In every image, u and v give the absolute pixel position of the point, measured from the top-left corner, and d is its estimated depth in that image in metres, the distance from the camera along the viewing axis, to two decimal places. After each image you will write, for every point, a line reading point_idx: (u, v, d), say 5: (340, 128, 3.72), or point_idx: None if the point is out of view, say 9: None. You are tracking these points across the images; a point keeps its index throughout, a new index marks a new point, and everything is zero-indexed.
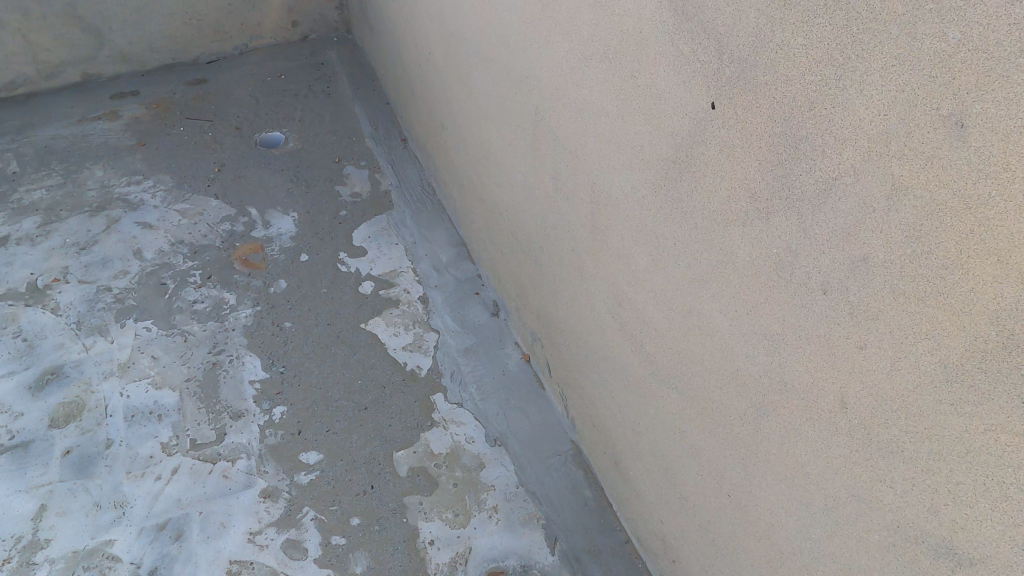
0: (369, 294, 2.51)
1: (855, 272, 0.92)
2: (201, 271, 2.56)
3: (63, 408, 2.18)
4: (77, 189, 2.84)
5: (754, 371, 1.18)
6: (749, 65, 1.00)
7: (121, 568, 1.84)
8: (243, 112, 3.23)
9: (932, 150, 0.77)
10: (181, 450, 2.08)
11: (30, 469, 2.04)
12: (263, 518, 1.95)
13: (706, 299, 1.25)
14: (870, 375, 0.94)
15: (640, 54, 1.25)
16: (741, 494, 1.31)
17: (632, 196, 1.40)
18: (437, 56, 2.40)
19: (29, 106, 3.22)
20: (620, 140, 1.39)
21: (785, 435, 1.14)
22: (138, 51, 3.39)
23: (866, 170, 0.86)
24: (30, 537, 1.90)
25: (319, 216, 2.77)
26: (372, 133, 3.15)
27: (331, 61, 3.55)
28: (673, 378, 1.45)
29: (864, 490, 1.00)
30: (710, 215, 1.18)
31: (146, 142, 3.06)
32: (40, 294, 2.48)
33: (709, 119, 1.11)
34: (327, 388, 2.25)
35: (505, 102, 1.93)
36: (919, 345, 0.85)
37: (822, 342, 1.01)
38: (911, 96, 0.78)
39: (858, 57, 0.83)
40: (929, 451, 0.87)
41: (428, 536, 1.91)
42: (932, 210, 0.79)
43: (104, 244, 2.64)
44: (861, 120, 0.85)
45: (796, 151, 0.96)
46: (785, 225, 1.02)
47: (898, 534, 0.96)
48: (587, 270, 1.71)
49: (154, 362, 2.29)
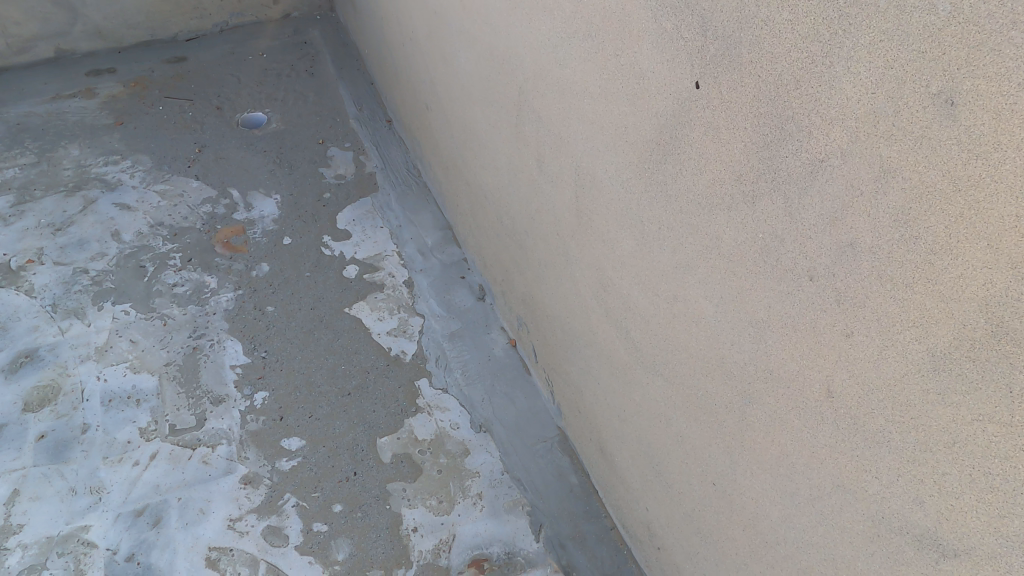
0: (354, 279, 2.47)
1: (842, 257, 0.89)
2: (182, 254, 2.52)
3: (38, 391, 2.14)
4: (53, 168, 2.78)
5: (739, 359, 1.15)
6: (733, 41, 0.96)
7: (97, 554, 1.82)
8: (225, 91, 3.17)
9: (921, 130, 0.74)
10: (159, 435, 2.05)
11: (4, 453, 2.01)
12: (243, 504, 1.92)
13: (691, 285, 1.23)
14: (856, 364, 0.91)
15: (621, 32, 1.21)
16: (725, 483, 1.29)
17: (616, 180, 1.37)
18: (422, 34, 2.35)
19: (2, 82, 3.15)
20: (603, 121, 1.36)
21: (770, 424, 1.12)
22: (114, 27, 3.33)
23: (854, 151, 0.83)
24: (3, 522, 1.87)
25: (303, 198, 2.73)
26: (357, 115, 3.10)
27: (314, 40, 3.49)
28: (657, 364, 1.42)
29: (849, 481, 0.98)
30: (694, 198, 1.15)
31: (124, 121, 3.00)
32: (15, 275, 2.43)
33: (693, 99, 1.08)
34: (309, 373, 2.22)
35: (488, 82, 1.89)
36: (907, 332, 0.82)
37: (809, 330, 0.98)
38: (900, 73, 0.74)
39: (844, 32, 0.79)
40: (915, 441, 0.85)
41: (411, 524, 1.89)
42: (921, 193, 0.76)
43: (82, 225, 2.59)
44: (848, 98, 0.81)
45: (782, 132, 0.92)
46: (771, 209, 0.99)
47: (883, 525, 0.94)
48: (572, 254, 1.67)
49: (133, 345, 2.25)
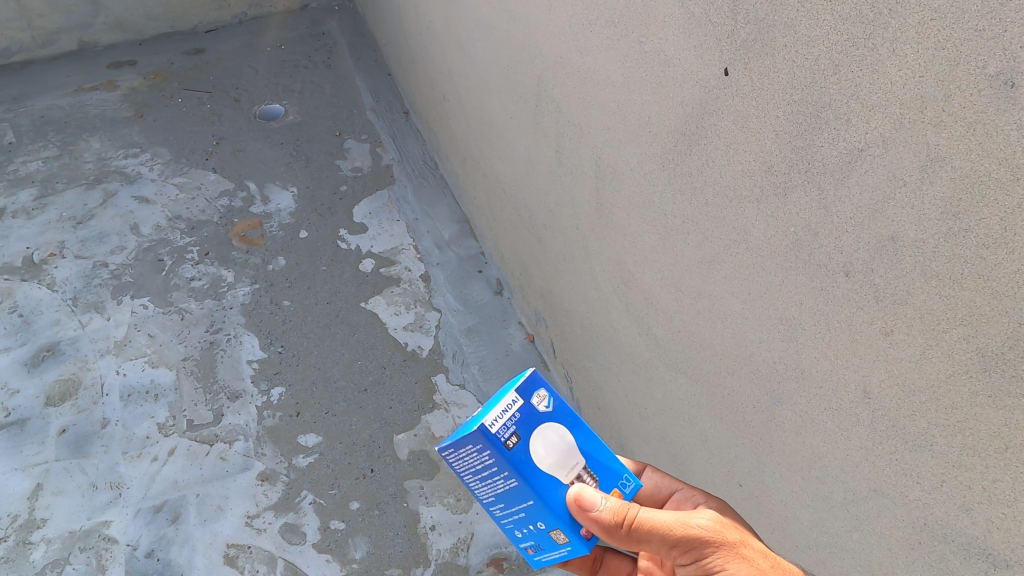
0: (370, 273, 2.44)
1: (883, 252, 0.83)
2: (199, 247, 2.50)
3: (59, 385, 2.13)
4: (73, 161, 2.77)
5: (768, 357, 1.10)
6: (766, 25, 0.91)
7: (117, 549, 1.81)
8: (242, 83, 3.15)
9: (975, 115, 0.69)
10: (177, 431, 2.04)
11: (26, 447, 2.00)
12: (260, 501, 1.90)
13: (717, 280, 1.18)
14: (895, 364, 0.86)
15: (646, 18, 1.16)
16: (753, 485, 1.24)
17: (640, 172, 1.32)
18: (439, 24, 2.30)
19: (24, 74, 3.15)
20: (626, 111, 1.31)
21: (801, 425, 1.06)
22: (134, 19, 3.31)
23: (897, 140, 0.78)
24: (25, 516, 1.87)
25: (319, 191, 2.70)
26: (374, 106, 3.07)
27: (331, 30, 3.46)
28: (681, 361, 1.37)
29: (888, 485, 0.92)
30: (721, 190, 1.09)
31: (143, 114, 2.99)
32: (36, 268, 2.43)
33: (721, 87, 1.02)
34: (326, 368, 2.19)
35: (506, 71, 1.84)
36: (954, 330, 0.77)
37: (844, 328, 0.93)
38: (952, 54, 0.69)
39: (889, 11, 0.74)
40: (961, 446, 0.80)
41: (429, 522, 1.87)
42: (973, 183, 0.70)
43: (101, 218, 2.58)
44: (893, 84, 0.76)
45: (818, 121, 0.87)
46: (805, 201, 0.93)
47: (924, 532, 0.89)
48: (592, 248, 1.63)
49: (151, 340, 2.24)
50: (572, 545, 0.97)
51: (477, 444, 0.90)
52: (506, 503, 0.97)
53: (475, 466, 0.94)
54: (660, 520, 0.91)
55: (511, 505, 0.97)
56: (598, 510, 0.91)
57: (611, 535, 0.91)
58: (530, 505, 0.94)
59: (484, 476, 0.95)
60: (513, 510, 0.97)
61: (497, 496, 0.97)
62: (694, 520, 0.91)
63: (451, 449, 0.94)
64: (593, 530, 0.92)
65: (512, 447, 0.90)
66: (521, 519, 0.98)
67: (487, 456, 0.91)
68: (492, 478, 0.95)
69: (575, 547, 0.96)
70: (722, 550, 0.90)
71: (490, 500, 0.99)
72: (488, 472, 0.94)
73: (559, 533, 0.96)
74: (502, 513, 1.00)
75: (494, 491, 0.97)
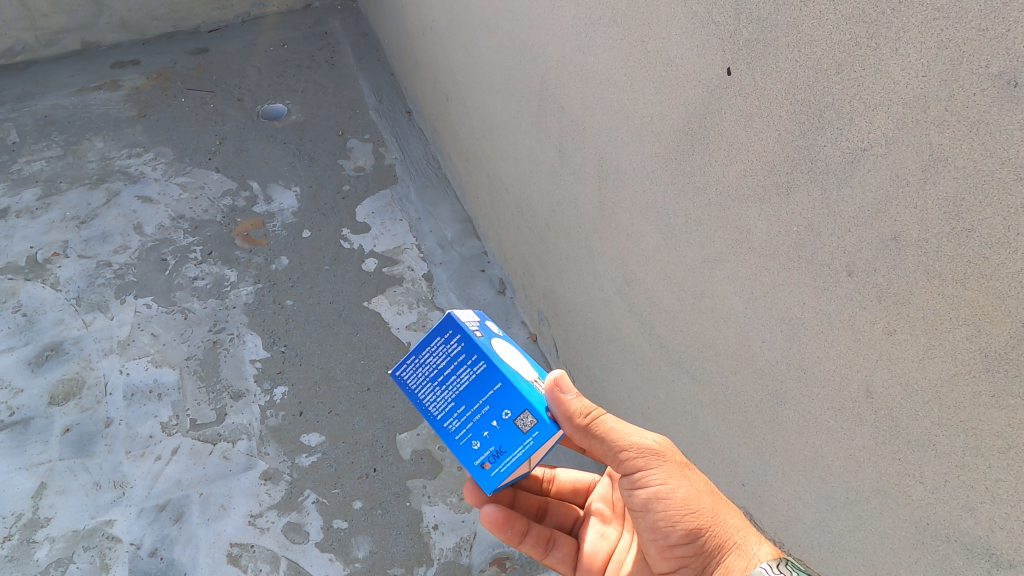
0: (373, 272, 2.44)
1: (886, 252, 0.83)
2: (202, 247, 2.51)
3: (63, 384, 2.14)
4: (77, 161, 2.78)
5: (770, 357, 1.10)
6: (769, 25, 0.91)
7: (121, 549, 1.81)
8: (245, 83, 3.15)
9: (978, 114, 0.68)
10: (181, 430, 2.04)
11: (30, 447, 2.01)
12: (263, 500, 1.91)
13: (719, 280, 1.18)
14: (899, 364, 0.86)
15: (649, 18, 1.16)
16: (756, 484, 1.24)
17: (642, 172, 1.32)
18: (441, 23, 2.31)
19: (28, 74, 3.15)
20: (629, 110, 1.30)
21: (804, 425, 1.06)
22: (137, 19, 3.32)
23: (900, 139, 0.77)
24: (29, 515, 1.87)
25: (322, 190, 2.70)
26: (377, 106, 3.07)
27: (334, 30, 3.46)
28: (683, 361, 1.37)
29: (891, 485, 0.92)
30: (723, 189, 1.09)
31: (147, 114, 2.99)
32: (40, 268, 2.43)
33: (724, 86, 1.02)
34: (329, 367, 2.20)
35: (509, 71, 1.84)
36: (957, 330, 0.77)
37: (847, 328, 0.92)
38: (955, 53, 0.69)
39: (893, 11, 0.74)
40: (964, 446, 0.80)
41: (432, 521, 1.87)
42: (977, 183, 0.70)
43: (105, 218, 2.59)
44: (896, 83, 0.76)
45: (820, 121, 0.87)
46: (808, 201, 0.93)
47: (927, 532, 0.89)
48: (595, 247, 1.63)
49: (155, 339, 2.24)
50: (539, 431, 0.97)
51: (446, 331, 1.04)
52: (466, 402, 1.02)
53: (438, 365, 1.04)
54: (619, 429, 1.01)
55: (470, 403, 1.01)
56: (568, 402, 0.99)
57: (572, 428, 0.99)
58: (497, 390, 0.99)
59: (445, 373, 1.04)
60: (474, 409, 1.01)
61: (455, 399, 1.03)
62: (646, 437, 1.02)
63: (413, 357, 1.08)
64: (558, 418, 0.99)
65: (479, 335, 1.03)
66: (481, 417, 1.01)
67: (455, 342, 1.03)
68: (454, 373, 1.03)
69: (542, 431, 0.96)
70: (667, 466, 1.01)
71: (446, 412, 1.04)
72: (453, 365, 1.03)
73: (526, 417, 0.97)
74: (458, 424, 1.03)
75: (455, 390, 1.03)
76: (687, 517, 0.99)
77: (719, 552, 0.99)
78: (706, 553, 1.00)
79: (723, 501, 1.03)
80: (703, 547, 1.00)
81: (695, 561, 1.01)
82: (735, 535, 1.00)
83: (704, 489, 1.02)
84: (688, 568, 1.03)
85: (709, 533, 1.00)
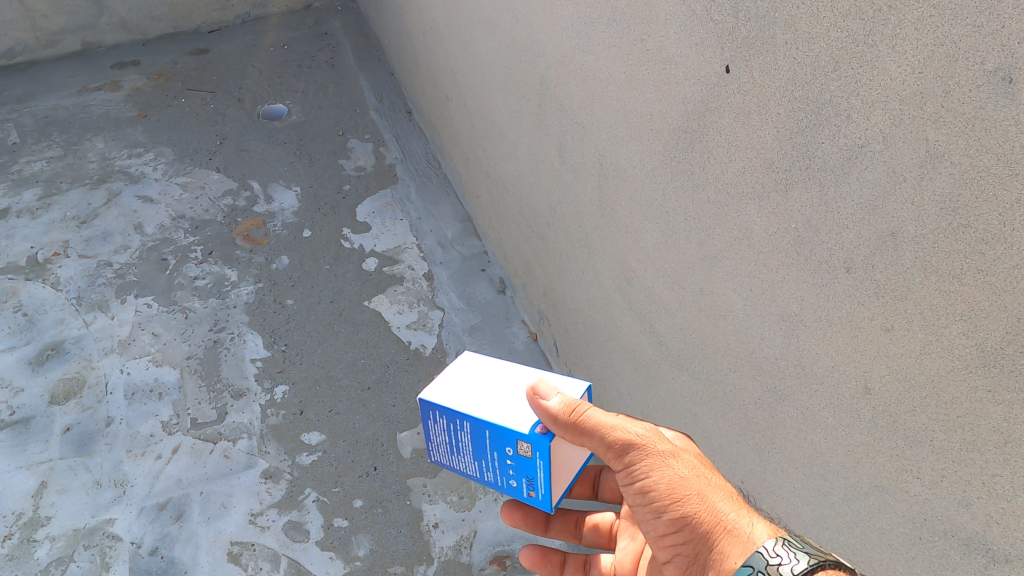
0: (373, 272, 2.45)
1: (883, 248, 0.84)
2: (203, 247, 2.51)
3: (63, 384, 2.14)
4: (78, 161, 2.79)
5: (770, 354, 1.10)
6: (767, 22, 0.92)
7: (121, 547, 1.82)
8: (246, 83, 3.16)
9: (974, 111, 0.69)
10: (181, 429, 2.05)
11: (30, 446, 2.01)
12: (264, 499, 1.91)
13: (718, 277, 1.18)
14: (896, 359, 0.86)
15: (648, 16, 1.17)
16: (755, 482, 1.24)
17: (642, 169, 1.33)
18: (442, 24, 2.31)
19: (29, 75, 3.16)
20: (628, 108, 1.31)
21: (803, 422, 1.07)
22: (138, 20, 3.33)
23: (897, 136, 0.78)
24: (30, 514, 1.88)
25: (322, 190, 2.71)
26: (377, 106, 3.08)
27: (335, 31, 3.47)
28: (683, 358, 1.37)
29: (889, 481, 0.93)
30: (722, 187, 1.10)
31: (147, 114, 3.00)
32: (40, 268, 2.44)
33: (723, 84, 1.03)
34: (329, 366, 2.20)
35: (509, 70, 1.85)
36: (954, 326, 0.78)
37: (844, 323, 0.93)
38: (951, 50, 0.70)
39: (889, 8, 0.74)
40: (961, 441, 0.80)
41: (432, 519, 1.88)
42: (973, 179, 0.71)
43: (105, 218, 2.59)
44: (892, 80, 0.77)
45: (818, 117, 0.88)
46: (806, 198, 0.94)
47: (925, 528, 0.89)
48: (594, 246, 1.63)
49: (155, 338, 2.25)
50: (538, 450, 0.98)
51: (430, 412, 1.08)
52: (480, 457, 1.06)
53: (446, 439, 1.10)
54: (606, 422, 0.97)
55: (484, 455, 1.05)
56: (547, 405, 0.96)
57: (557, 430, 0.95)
58: (490, 435, 1.02)
59: (455, 441, 1.08)
60: (490, 457, 1.05)
61: (474, 457, 1.08)
62: (631, 429, 0.98)
63: (430, 444, 1.13)
64: (546, 424, 0.97)
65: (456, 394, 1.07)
66: (497, 461, 1.04)
67: (442, 417, 1.07)
68: (459, 441, 1.08)
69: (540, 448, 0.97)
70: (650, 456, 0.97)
71: (480, 471, 1.09)
72: (454, 434, 1.08)
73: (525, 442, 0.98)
74: (493, 473, 1.07)
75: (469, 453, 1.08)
76: (673, 504, 0.95)
77: (709, 538, 0.93)
78: (698, 541, 0.94)
79: (717, 486, 0.97)
80: (693, 535, 0.94)
81: (689, 551, 0.95)
82: (726, 519, 0.93)
83: (695, 477, 0.96)
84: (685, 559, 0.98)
85: (698, 520, 0.94)
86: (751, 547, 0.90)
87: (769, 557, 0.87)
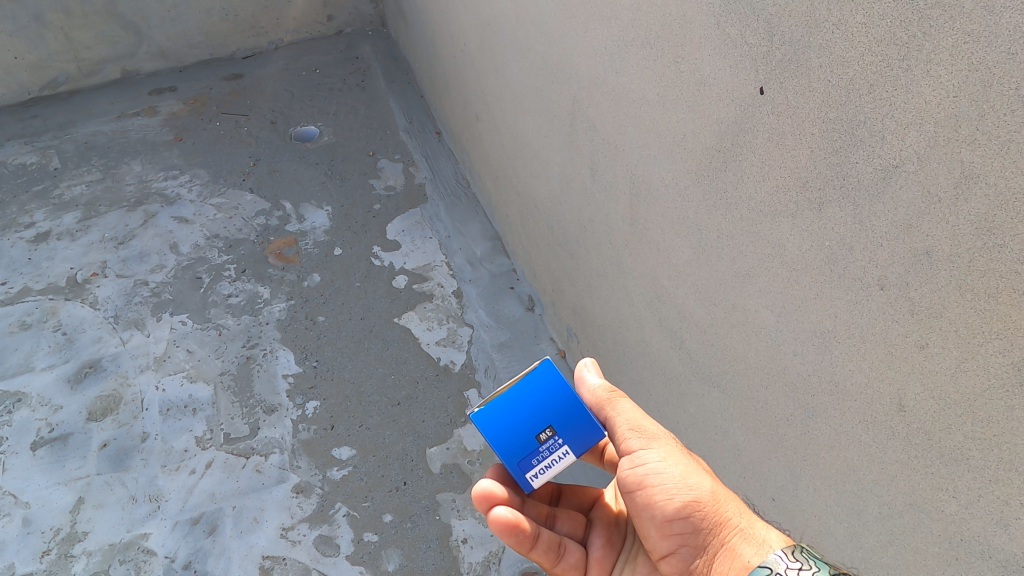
0: (403, 289, 2.49)
1: (918, 266, 0.86)
2: (236, 265, 2.57)
3: (101, 401, 2.19)
4: (116, 184, 2.86)
5: (802, 370, 1.12)
6: (802, 46, 0.94)
7: (156, 562, 1.84)
8: (279, 106, 3.23)
9: (1009, 134, 0.71)
10: (215, 444, 2.08)
11: (68, 462, 2.05)
12: (295, 513, 1.94)
13: (752, 293, 1.20)
14: (931, 377, 0.88)
15: (682, 39, 1.20)
16: (786, 499, 1.25)
17: (673, 188, 1.36)
18: (473, 45, 2.36)
19: (70, 103, 3.26)
20: (660, 129, 1.35)
21: (835, 438, 1.08)
22: (175, 47, 3.41)
23: (932, 157, 0.80)
24: (68, 529, 1.91)
25: (353, 209, 2.77)
26: (407, 127, 3.14)
27: (365, 54, 3.54)
28: (714, 375, 1.38)
29: (924, 499, 0.94)
30: (755, 206, 1.12)
31: (183, 138, 3.08)
32: (79, 287, 2.50)
33: (757, 105, 1.06)
34: (360, 382, 2.24)
35: (542, 92, 1.89)
36: (989, 344, 0.79)
37: (879, 341, 0.95)
38: (986, 75, 0.72)
39: (924, 34, 0.77)
40: (998, 459, 0.81)
41: (461, 535, 1.89)
42: (1007, 201, 0.73)
43: (142, 238, 2.66)
44: (928, 103, 0.79)
45: (853, 138, 0.90)
46: (840, 217, 0.96)
47: (961, 547, 0.90)
48: (625, 263, 1.66)
49: (190, 355, 2.30)
50: None
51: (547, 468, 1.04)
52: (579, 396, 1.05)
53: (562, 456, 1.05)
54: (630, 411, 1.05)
55: None
56: (589, 385, 1.10)
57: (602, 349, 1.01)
58: None
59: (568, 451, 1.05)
60: None
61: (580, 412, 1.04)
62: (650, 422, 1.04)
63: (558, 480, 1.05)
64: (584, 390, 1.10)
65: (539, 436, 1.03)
66: None
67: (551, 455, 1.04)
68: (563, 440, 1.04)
69: None
70: (663, 446, 1.01)
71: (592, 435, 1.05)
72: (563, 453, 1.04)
73: None
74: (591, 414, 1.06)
75: (570, 416, 1.03)
76: (684, 490, 0.97)
77: (720, 525, 0.96)
78: (704, 527, 0.96)
79: (728, 489, 1.01)
80: (700, 522, 0.96)
81: (694, 535, 0.97)
82: (735, 517, 0.96)
83: (706, 474, 1.01)
84: (687, 550, 0.99)
85: (707, 507, 0.97)
86: (766, 548, 0.93)
87: (787, 562, 0.88)
